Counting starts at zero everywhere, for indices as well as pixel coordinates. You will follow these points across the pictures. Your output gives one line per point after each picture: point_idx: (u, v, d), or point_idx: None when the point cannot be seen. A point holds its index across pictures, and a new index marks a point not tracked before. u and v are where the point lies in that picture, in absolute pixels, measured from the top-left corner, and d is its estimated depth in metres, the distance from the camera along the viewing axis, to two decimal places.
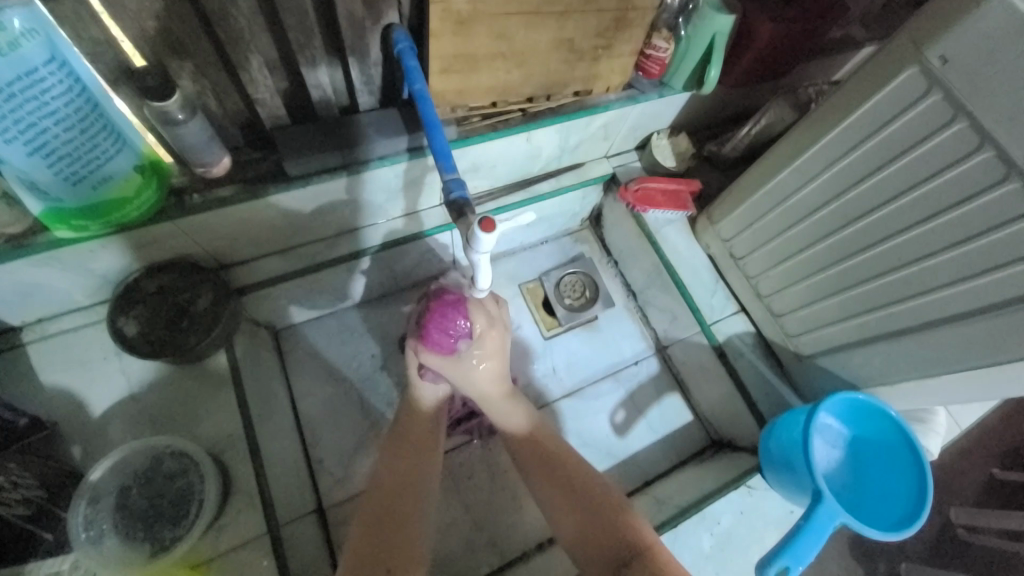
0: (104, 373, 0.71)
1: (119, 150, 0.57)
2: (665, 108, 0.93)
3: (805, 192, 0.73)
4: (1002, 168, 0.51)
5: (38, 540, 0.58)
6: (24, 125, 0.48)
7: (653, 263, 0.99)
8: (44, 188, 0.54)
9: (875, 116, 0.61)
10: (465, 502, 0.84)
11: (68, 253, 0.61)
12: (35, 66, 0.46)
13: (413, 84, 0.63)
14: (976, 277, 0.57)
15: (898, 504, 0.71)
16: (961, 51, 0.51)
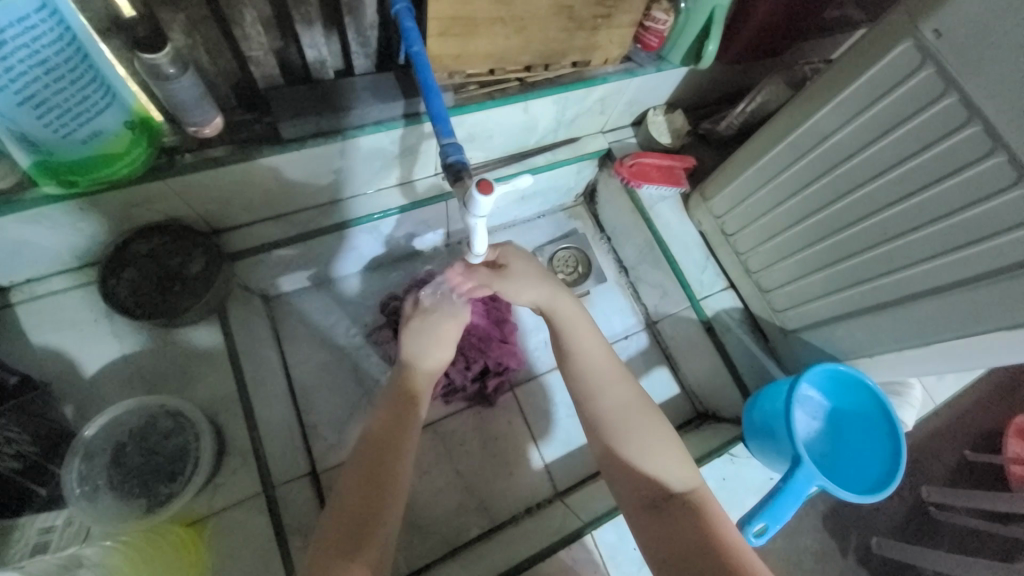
0: (93, 334, 0.70)
1: (109, 103, 0.55)
2: (663, 82, 0.93)
3: (797, 167, 0.74)
4: (988, 142, 0.52)
5: (31, 496, 0.57)
6: (15, 74, 0.47)
7: (645, 239, 1.01)
8: (34, 141, 0.53)
9: (869, 90, 0.62)
10: (457, 468, 0.86)
11: (57, 210, 0.61)
12: (25, 12, 0.45)
13: (411, 46, 0.62)
14: (956, 251, 0.59)
15: (872, 468, 0.75)
16: (957, 25, 0.51)
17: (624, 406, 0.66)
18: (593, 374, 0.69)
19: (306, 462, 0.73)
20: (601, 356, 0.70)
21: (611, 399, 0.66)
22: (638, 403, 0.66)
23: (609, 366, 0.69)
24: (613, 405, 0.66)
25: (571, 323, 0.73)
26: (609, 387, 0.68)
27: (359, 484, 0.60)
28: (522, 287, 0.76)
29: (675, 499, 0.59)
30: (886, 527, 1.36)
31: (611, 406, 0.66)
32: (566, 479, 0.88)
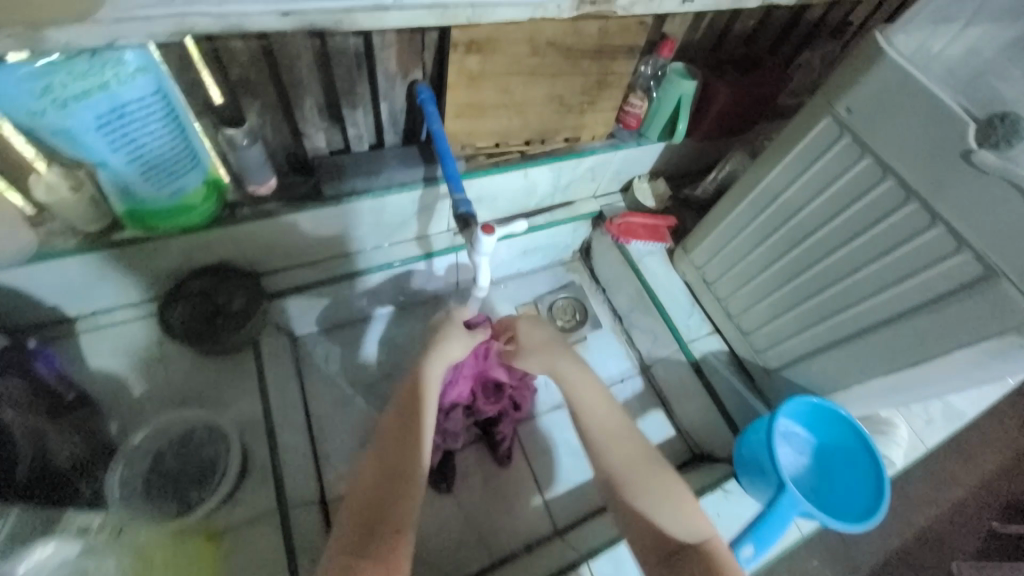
0: (142, 360, 0.80)
1: (193, 166, 0.70)
2: (643, 155, 1.08)
3: (760, 220, 0.84)
4: (903, 193, 0.64)
5: (77, 493, 0.63)
6: (127, 139, 0.61)
7: (635, 289, 1.11)
8: (135, 191, 0.67)
9: (805, 156, 0.74)
10: (459, 502, 0.89)
11: (135, 249, 0.74)
12: (144, 95, 0.60)
13: (431, 124, 0.77)
14: (898, 283, 0.68)
15: (860, 496, 0.78)
16: (862, 105, 0.65)
17: (630, 466, 0.65)
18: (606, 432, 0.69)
19: (317, 487, 0.77)
20: (609, 420, 0.69)
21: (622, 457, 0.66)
22: (646, 459, 0.66)
23: (613, 420, 0.69)
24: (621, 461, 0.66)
25: (578, 382, 0.73)
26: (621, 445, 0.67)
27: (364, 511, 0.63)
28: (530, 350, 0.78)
29: (690, 551, 0.58)
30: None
31: (613, 465, 0.66)
32: (566, 519, 0.90)
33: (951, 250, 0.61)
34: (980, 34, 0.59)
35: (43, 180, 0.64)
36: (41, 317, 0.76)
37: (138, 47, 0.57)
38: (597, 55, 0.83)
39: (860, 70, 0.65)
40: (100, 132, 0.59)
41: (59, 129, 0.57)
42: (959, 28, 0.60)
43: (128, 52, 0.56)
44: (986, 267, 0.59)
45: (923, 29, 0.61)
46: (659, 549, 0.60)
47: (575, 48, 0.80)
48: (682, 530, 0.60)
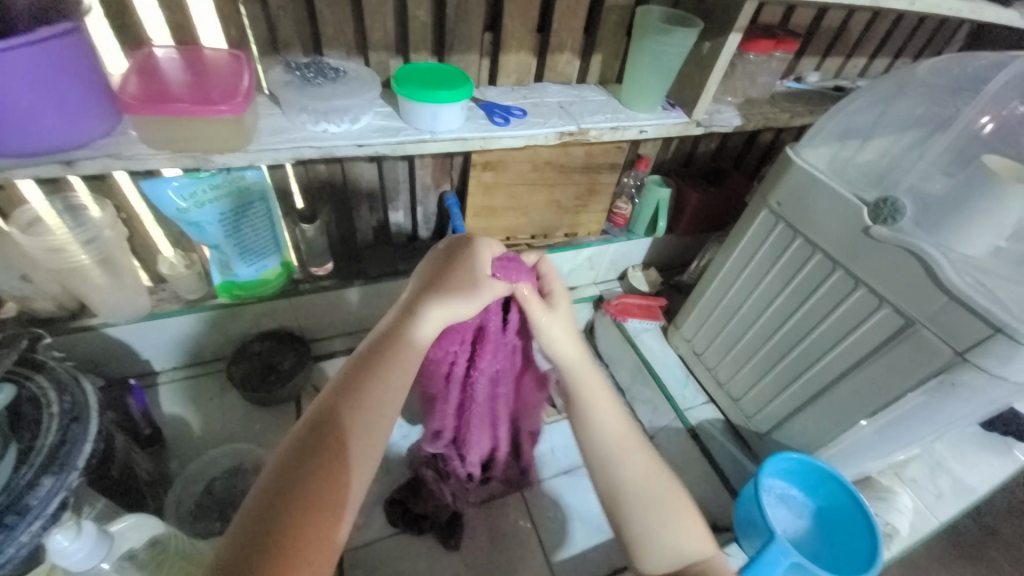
0: (204, 408, 0.95)
1: (274, 250, 0.93)
2: (634, 247, 1.28)
3: (729, 295, 0.99)
4: (830, 263, 0.79)
5: (149, 504, 0.75)
6: (235, 230, 0.85)
7: (634, 362, 1.22)
8: (231, 268, 0.89)
9: (754, 238, 0.91)
10: (465, 560, 0.92)
11: (219, 314, 0.94)
12: (254, 199, 0.85)
13: (455, 221, 1.00)
14: (844, 339, 0.79)
15: (858, 557, 0.79)
16: (786, 199, 0.84)
17: (639, 479, 0.60)
18: (610, 445, 0.62)
19: None
20: (618, 424, 0.64)
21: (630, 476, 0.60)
22: (653, 473, 0.61)
23: (623, 431, 0.63)
24: (635, 477, 0.60)
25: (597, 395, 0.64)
26: (632, 458, 0.61)
27: (306, 443, 0.47)
28: (557, 328, 0.67)
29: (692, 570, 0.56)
30: None
31: (629, 480, 0.60)
32: None
33: (875, 306, 0.74)
34: (883, 144, 0.77)
35: (169, 261, 0.88)
36: (135, 368, 0.95)
37: (256, 167, 0.83)
38: (586, 171, 1.08)
39: (780, 174, 0.85)
40: (221, 224, 0.83)
41: (192, 222, 0.81)
42: (864, 141, 0.79)
43: (250, 170, 0.83)
44: (905, 318, 0.70)
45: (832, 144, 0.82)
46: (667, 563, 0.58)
47: (567, 166, 1.05)
48: (671, 552, 0.57)
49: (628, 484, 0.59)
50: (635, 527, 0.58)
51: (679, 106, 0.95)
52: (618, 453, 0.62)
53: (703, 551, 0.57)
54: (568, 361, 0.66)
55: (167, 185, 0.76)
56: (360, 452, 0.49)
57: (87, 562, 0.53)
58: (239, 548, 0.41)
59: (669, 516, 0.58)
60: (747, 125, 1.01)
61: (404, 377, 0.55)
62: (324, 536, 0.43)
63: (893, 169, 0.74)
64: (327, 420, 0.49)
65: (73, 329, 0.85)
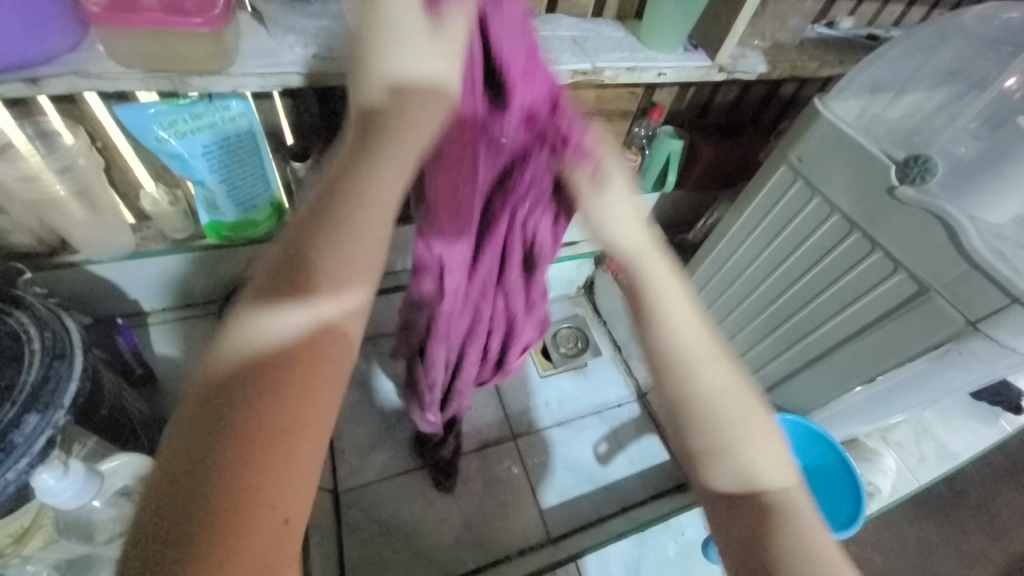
0: (198, 350, 0.94)
1: (264, 190, 0.88)
2: (640, 202, 1.23)
3: (736, 255, 0.96)
4: (847, 225, 0.75)
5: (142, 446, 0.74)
6: (221, 165, 0.79)
7: (633, 320, 1.21)
8: (218, 206, 0.84)
9: (771, 196, 0.87)
10: (459, 503, 0.95)
11: (209, 256, 0.91)
12: (240, 132, 0.79)
13: None
14: (852, 304, 0.77)
15: (839, 514, 0.82)
16: (809, 154, 0.79)
17: (721, 388, 0.44)
18: (688, 347, 0.45)
19: None
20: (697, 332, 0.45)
21: (702, 385, 0.44)
22: (740, 381, 0.44)
23: (704, 335, 0.46)
24: (712, 381, 0.44)
25: (664, 283, 0.47)
26: (714, 363, 0.44)
27: (275, 278, 0.35)
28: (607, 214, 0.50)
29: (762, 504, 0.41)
30: None
31: (703, 388, 0.44)
32: (559, 528, 0.95)
33: (890, 271, 0.71)
34: (916, 97, 0.72)
35: (150, 196, 0.83)
36: (126, 308, 0.93)
37: (240, 95, 0.76)
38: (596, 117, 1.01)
39: (804, 128, 0.79)
40: (205, 158, 0.77)
41: (174, 154, 0.75)
42: (894, 95, 0.74)
43: (234, 99, 0.75)
44: (920, 285, 0.68)
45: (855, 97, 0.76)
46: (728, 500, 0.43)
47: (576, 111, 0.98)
48: (733, 476, 0.43)
49: (701, 393, 0.44)
50: (705, 444, 0.44)
51: (702, 48, 0.88)
52: (697, 355, 0.45)
53: (784, 481, 0.42)
54: (617, 245, 0.49)
55: (144, 113, 0.70)
56: (338, 309, 0.36)
57: (76, 499, 0.53)
58: (178, 472, 0.29)
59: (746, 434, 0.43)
60: (771, 72, 0.94)
61: (374, 216, 0.37)
62: (300, 415, 0.32)
63: (925, 127, 0.69)
64: (286, 277, 0.34)
65: (55, 266, 0.81)
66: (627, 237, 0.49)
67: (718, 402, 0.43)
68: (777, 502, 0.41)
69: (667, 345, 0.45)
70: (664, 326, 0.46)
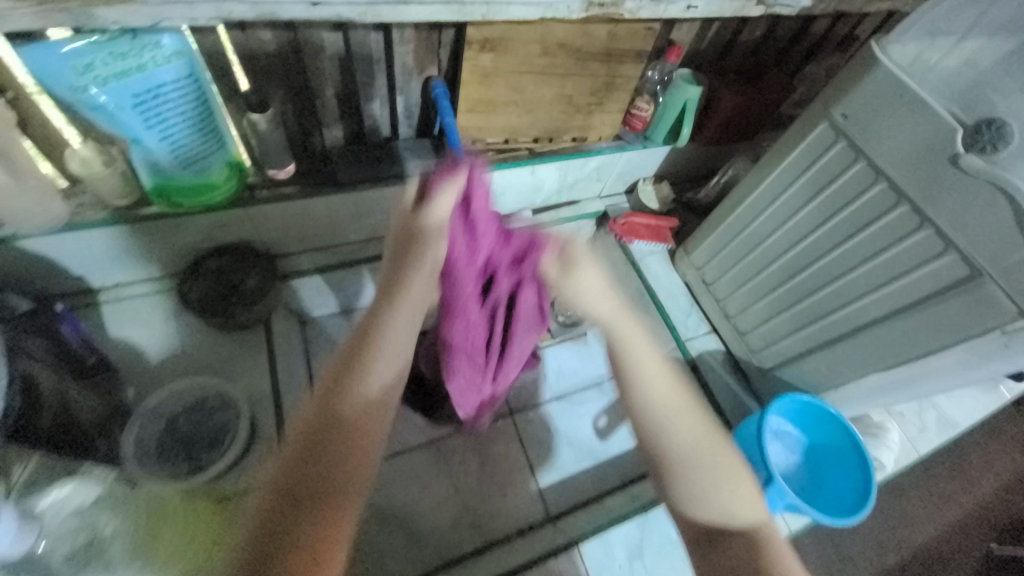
0: (156, 331, 0.83)
1: (217, 146, 0.74)
2: (649, 157, 1.11)
3: (757, 223, 0.87)
4: (894, 196, 0.66)
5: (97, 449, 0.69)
6: (159, 118, 0.65)
7: (636, 288, 1.13)
8: (161, 168, 0.71)
9: (805, 157, 0.76)
10: (455, 485, 0.91)
11: (160, 225, 0.78)
12: (178, 77, 0.64)
13: (445, 118, 0.81)
14: (889, 283, 0.70)
15: (845, 494, 0.79)
16: (857, 111, 0.68)
17: (698, 443, 0.52)
18: (654, 401, 0.53)
19: None
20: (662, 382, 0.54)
21: (675, 441, 0.52)
22: (707, 425, 0.53)
23: (666, 375, 0.54)
24: (685, 438, 0.52)
25: (634, 348, 0.55)
26: (684, 419, 0.52)
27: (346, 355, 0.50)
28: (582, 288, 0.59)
29: (738, 535, 0.49)
30: None
31: (677, 444, 0.52)
32: (559, 505, 0.93)
33: (939, 252, 0.63)
34: (978, 46, 0.61)
35: (78, 155, 0.69)
36: (68, 286, 0.81)
37: (172, 29, 0.61)
38: (606, 59, 0.87)
39: (854, 79, 0.68)
40: (138, 112, 0.63)
41: (98, 106, 0.61)
42: (955, 42, 0.62)
43: (166, 35, 0.61)
44: (972, 268, 0.61)
45: (914, 39, 0.64)
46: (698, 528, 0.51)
47: (585, 50, 0.84)
48: (722, 515, 0.50)
49: (677, 445, 0.52)
50: (688, 491, 0.51)
51: None
52: (666, 417, 0.52)
53: (756, 517, 0.50)
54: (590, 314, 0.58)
55: (50, 54, 0.55)
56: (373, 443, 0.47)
57: (16, 545, 0.59)
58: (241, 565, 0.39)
59: (715, 483, 0.51)
60: (814, 7, 0.80)
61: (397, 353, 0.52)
62: (336, 521, 0.42)
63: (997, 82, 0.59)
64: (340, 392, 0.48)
65: None
66: (602, 307, 0.58)
67: (693, 455, 0.51)
68: (759, 544, 0.48)
69: (636, 401, 0.54)
70: (636, 385, 0.54)
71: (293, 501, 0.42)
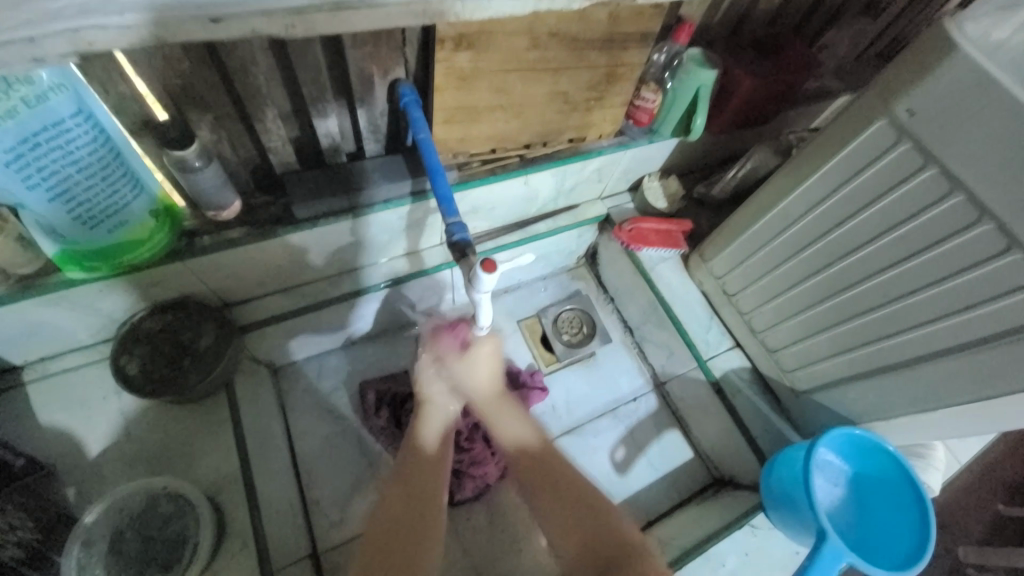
0: (103, 413, 0.73)
1: (136, 195, 0.60)
2: (655, 152, 0.97)
3: (790, 233, 0.75)
4: (974, 210, 0.54)
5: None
6: (46, 172, 0.51)
7: (648, 301, 1.01)
8: (61, 230, 0.57)
9: (854, 160, 0.64)
10: (464, 545, 0.82)
11: (78, 292, 0.63)
12: (62, 117, 0.50)
13: (418, 133, 0.66)
14: (961, 312, 0.60)
15: (903, 539, 0.71)
16: (926, 106, 0.55)
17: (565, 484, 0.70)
18: (535, 458, 0.73)
19: (306, 544, 0.72)
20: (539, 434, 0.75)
21: (546, 487, 0.70)
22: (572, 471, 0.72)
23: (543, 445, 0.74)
24: (561, 478, 0.70)
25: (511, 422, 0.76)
26: (551, 462, 0.72)
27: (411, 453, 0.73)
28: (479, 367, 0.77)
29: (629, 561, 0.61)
30: None
31: (546, 484, 0.70)
32: None
33: None
34: None
35: None
36: None
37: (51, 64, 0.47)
38: (607, 45, 0.71)
39: (922, 65, 0.54)
40: (10, 167, 0.49)
41: None
42: None
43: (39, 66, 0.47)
44: None
45: (989, 13, 0.51)
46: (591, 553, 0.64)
47: (582, 38, 0.68)
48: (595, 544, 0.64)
49: (546, 488, 0.70)
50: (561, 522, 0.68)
51: None
52: (543, 461, 0.72)
53: None
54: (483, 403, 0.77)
55: None
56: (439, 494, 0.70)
57: None
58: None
59: (587, 517, 0.67)
60: None
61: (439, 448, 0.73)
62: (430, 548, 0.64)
63: None
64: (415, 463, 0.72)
65: None
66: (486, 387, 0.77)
67: (559, 493, 0.69)
68: None
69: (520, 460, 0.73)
70: (512, 445, 0.75)
71: (393, 542, 0.63)
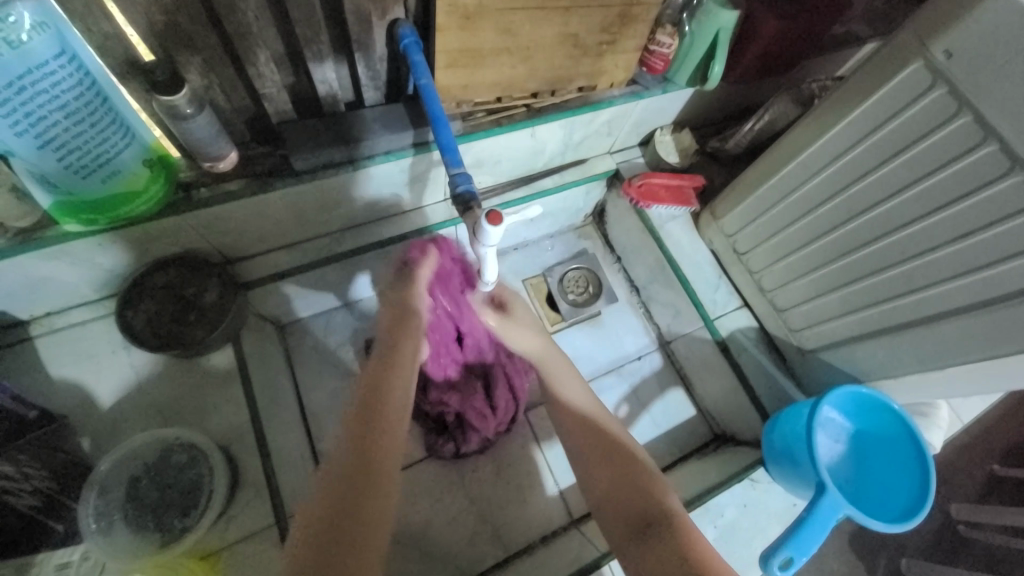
0: (112, 366, 0.74)
1: (128, 144, 0.58)
2: (669, 102, 0.92)
3: (808, 188, 0.72)
4: (1006, 161, 0.51)
5: (50, 532, 0.63)
6: (34, 118, 0.49)
7: (656, 260, 0.99)
8: (54, 181, 0.55)
9: (881, 109, 0.60)
10: (469, 495, 0.85)
11: (77, 246, 0.62)
12: (46, 59, 0.47)
13: (420, 79, 0.62)
14: (981, 270, 0.58)
15: (900, 495, 0.73)
16: (966, 46, 0.51)
17: (609, 447, 0.64)
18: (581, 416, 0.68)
19: None
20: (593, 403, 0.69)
21: (587, 444, 0.65)
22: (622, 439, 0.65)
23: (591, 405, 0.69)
24: (595, 442, 0.65)
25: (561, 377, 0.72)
26: (603, 426, 0.66)
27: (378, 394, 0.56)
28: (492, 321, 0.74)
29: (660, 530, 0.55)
30: (915, 545, 1.16)
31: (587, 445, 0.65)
32: (582, 506, 0.86)
33: None
34: None
35: None
36: None
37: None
38: None
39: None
40: None
41: None
42: None
43: (21, 5, 0.44)
44: None
45: None
46: (627, 523, 0.58)
47: None
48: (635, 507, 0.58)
49: (585, 447, 0.65)
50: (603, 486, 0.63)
51: None
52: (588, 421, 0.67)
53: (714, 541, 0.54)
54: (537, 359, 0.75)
55: None
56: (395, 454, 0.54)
57: None
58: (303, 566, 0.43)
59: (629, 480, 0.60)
60: None
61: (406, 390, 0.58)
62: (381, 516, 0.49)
63: None
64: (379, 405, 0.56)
65: None
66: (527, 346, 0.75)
67: (602, 456, 0.64)
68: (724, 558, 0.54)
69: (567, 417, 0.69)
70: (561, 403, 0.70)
71: (339, 520, 0.47)
